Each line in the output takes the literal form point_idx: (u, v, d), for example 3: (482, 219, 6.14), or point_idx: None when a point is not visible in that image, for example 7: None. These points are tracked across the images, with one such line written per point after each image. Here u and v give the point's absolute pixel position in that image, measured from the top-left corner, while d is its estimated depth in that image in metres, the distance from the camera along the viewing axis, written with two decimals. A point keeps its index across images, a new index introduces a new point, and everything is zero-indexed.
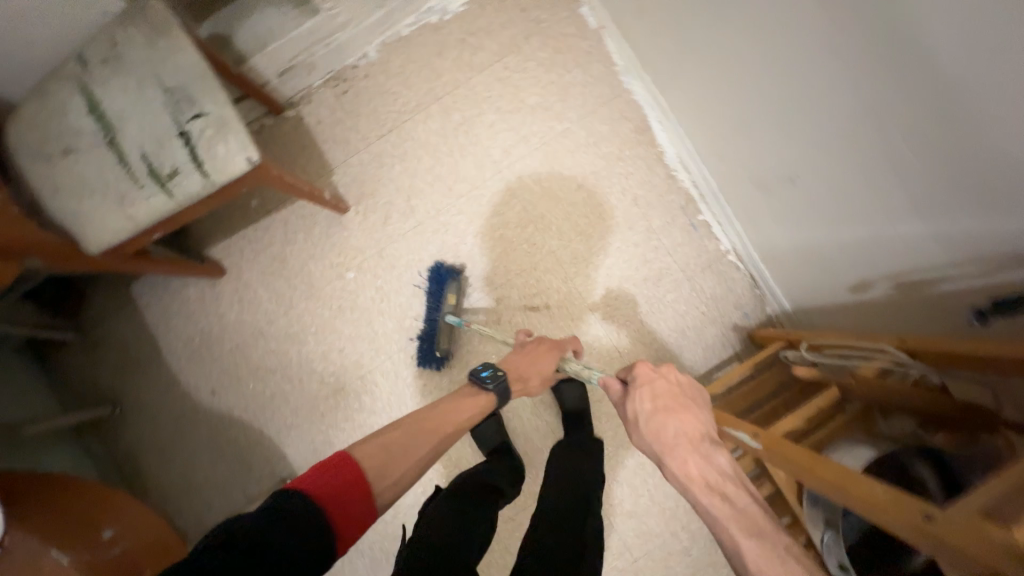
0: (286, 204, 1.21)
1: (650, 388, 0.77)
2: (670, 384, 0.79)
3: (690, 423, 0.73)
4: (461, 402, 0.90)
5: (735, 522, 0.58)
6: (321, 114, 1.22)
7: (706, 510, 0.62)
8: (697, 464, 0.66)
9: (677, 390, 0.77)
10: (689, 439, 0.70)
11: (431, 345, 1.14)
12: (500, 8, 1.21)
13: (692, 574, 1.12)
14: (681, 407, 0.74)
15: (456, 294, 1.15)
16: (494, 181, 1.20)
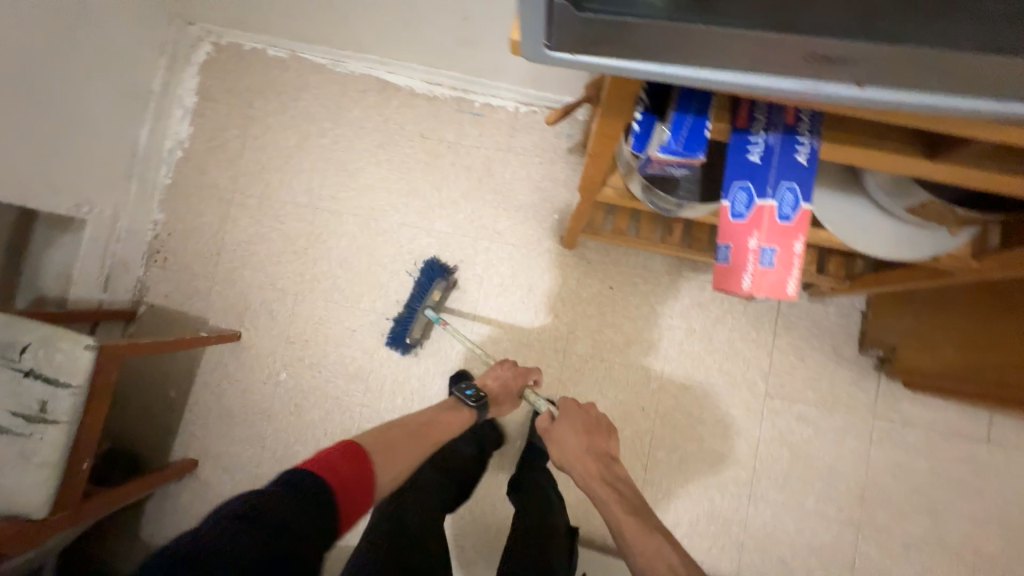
0: (197, 372, 1.28)
1: (573, 413, 0.93)
2: (589, 416, 0.94)
3: (598, 443, 0.90)
4: (449, 417, 0.94)
5: (621, 506, 0.81)
6: (163, 288, 1.30)
7: (602, 499, 0.82)
8: (600, 470, 0.87)
9: (593, 420, 0.93)
10: (599, 457, 0.89)
11: (404, 329, 1.19)
12: (216, 104, 1.33)
13: (709, 341, 1.16)
14: (600, 431, 0.93)
15: (441, 291, 1.18)
16: (319, 217, 1.29)
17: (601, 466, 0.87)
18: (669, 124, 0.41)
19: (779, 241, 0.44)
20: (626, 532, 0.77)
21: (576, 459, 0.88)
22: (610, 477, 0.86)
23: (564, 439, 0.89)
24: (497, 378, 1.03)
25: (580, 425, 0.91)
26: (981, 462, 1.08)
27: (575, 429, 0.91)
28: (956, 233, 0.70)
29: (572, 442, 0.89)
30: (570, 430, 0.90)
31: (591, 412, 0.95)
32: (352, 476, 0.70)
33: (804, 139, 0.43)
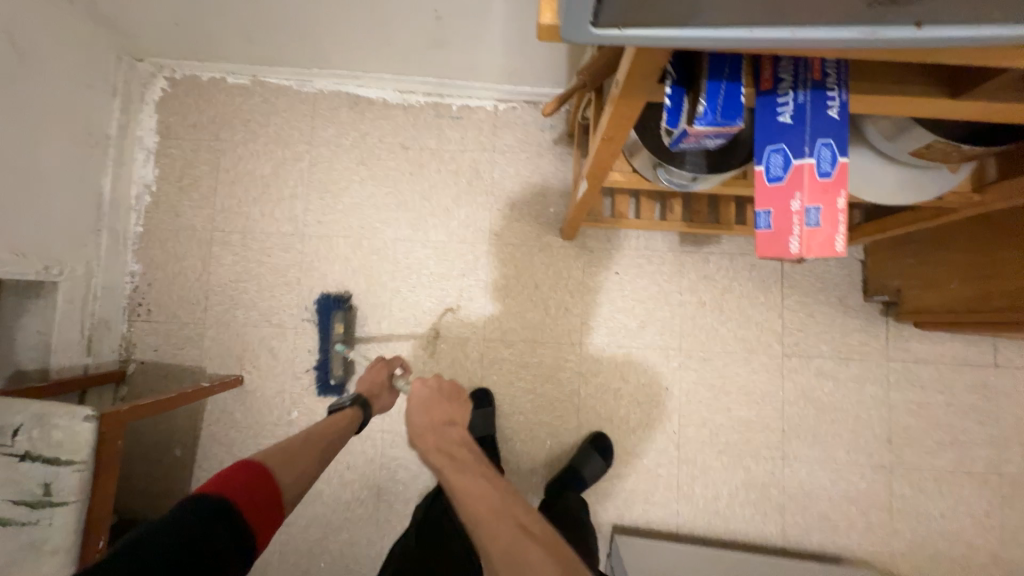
0: (201, 424, 1.21)
1: (428, 395, 0.82)
2: (433, 388, 0.84)
3: (438, 410, 0.81)
4: (325, 420, 0.84)
5: (453, 471, 0.69)
6: (151, 341, 1.23)
7: (438, 471, 0.70)
8: (438, 439, 0.75)
9: (438, 390, 0.83)
10: (435, 422, 0.79)
11: (326, 373, 1.19)
12: (180, 141, 1.27)
13: (720, 312, 1.17)
14: (452, 404, 0.83)
15: (341, 322, 1.16)
16: (307, 243, 1.23)
17: (439, 436, 0.76)
18: (703, 93, 0.39)
19: (821, 198, 0.43)
20: (467, 504, 0.65)
21: (421, 438, 0.76)
22: (447, 445, 0.75)
23: (413, 421, 0.79)
24: (365, 380, 0.95)
25: (428, 400, 0.81)
26: (993, 387, 1.12)
27: (422, 408, 0.80)
28: (957, 169, 0.71)
29: (420, 418, 0.79)
30: (416, 407, 0.80)
31: (438, 385, 0.84)
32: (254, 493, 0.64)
33: (833, 92, 0.42)
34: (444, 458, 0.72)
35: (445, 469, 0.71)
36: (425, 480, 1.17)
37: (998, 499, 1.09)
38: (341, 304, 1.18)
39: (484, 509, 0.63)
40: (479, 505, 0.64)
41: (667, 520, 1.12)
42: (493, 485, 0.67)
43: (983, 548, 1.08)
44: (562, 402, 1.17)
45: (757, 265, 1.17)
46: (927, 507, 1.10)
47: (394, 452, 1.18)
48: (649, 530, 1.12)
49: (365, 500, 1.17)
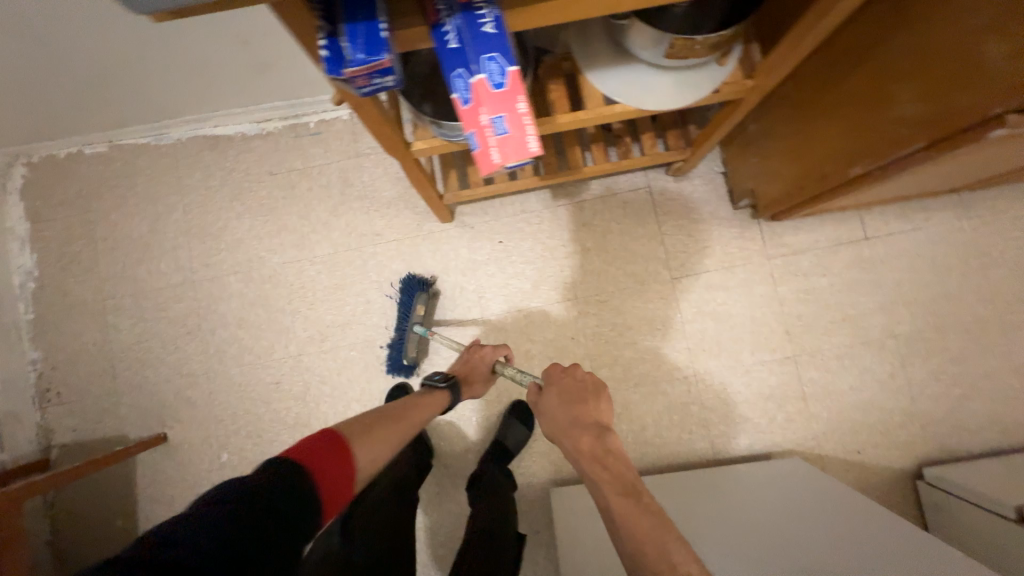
0: (136, 490, 1.21)
1: (568, 389, 0.80)
2: (579, 378, 0.82)
3: (587, 410, 0.78)
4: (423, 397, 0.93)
5: (608, 484, 0.69)
6: (68, 422, 1.23)
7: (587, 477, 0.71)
8: (585, 441, 0.74)
9: (584, 382, 0.81)
10: (581, 420, 0.77)
11: (398, 354, 1.17)
12: (52, 222, 1.27)
13: (606, 253, 1.21)
14: (597, 402, 0.79)
15: (424, 304, 1.15)
16: (201, 288, 1.25)
17: (588, 436, 0.75)
18: (346, 38, 0.42)
19: (504, 108, 0.47)
20: (617, 516, 0.66)
21: (566, 434, 0.76)
22: (599, 451, 0.73)
23: (547, 413, 0.79)
24: (466, 359, 1.03)
25: (562, 396, 0.79)
26: (868, 258, 1.17)
27: (561, 402, 0.79)
28: (723, 61, 0.76)
29: (561, 414, 0.78)
30: (555, 399, 0.79)
31: (589, 379, 0.81)
32: (338, 469, 0.67)
33: (483, 11, 0.46)
34: (584, 455, 0.73)
35: (594, 473, 0.71)
36: None
37: (897, 361, 1.14)
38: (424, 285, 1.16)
39: (633, 521, 0.64)
40: (620, 510, 0.66)
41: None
42: (632, 496, 0.67)
43: (895, 409, 1.13)
44: None
45: (628, 201, 1.22)
46: (837, 384, 1.14)
47: None
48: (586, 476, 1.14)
49: None
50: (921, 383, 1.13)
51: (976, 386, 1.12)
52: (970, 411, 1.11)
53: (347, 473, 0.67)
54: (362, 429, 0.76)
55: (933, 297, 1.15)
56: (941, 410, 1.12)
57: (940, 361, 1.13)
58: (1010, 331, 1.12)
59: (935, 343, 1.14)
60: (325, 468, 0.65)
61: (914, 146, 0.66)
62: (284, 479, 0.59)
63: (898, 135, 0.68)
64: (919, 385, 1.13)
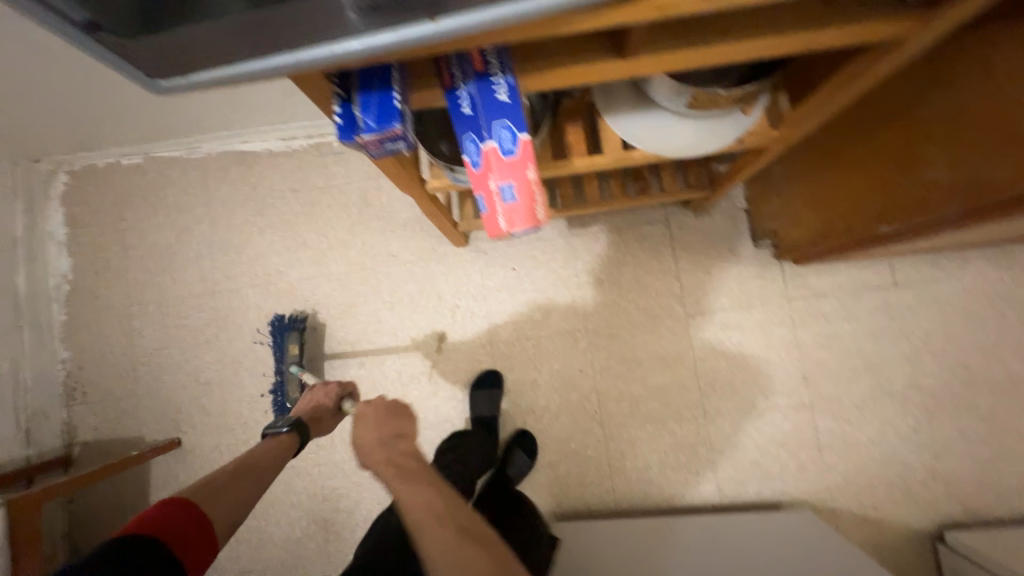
0: (150, 492, 1.25)
1: (364, 412, 0.79)
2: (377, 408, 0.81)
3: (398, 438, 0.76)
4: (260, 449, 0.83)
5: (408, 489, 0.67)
6: (91, 421, 1.28)
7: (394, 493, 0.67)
8: (387, 459, 0.72)
9: (379, 409, 0.80)
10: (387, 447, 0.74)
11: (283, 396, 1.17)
12: (87, 228, 1.33)
13: (619, 285, 1.19)
14: (399, 418, 0.80)
15: (296, 342, 1.16)
16: (221, 299, 1.29)
17: (384, 448, 0.73)
18: (359, 107, 0.43)
19: (513, 175, 0.47)
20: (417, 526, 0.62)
21: (365, 450, 0.74)
22: (398, 463, 0.71)
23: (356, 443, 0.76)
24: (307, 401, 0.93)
25: (372, 418, 0.78)
26: (896, 306, 1.11)
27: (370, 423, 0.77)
28: (748, 110, 0.73)
29: (364, 434, 0.76)
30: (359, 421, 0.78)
31: (384, 405, 0.81)
32: (184, 528, 0.65)
33: (498, 77, 0.46)
34: (387, 466, 0.71)
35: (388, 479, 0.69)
36: (368, 505, 1.20)
37: (922, 416, 1.09)
38: (295, 325, 1.19)
39: (424, 513, 0.63)
40: (422, 517, 0.63)
41: (603, 499, 1.13)
42: (435, 486, 0.68)
43: (917, 465, 1.08)
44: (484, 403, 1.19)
45: (645, 234, 1.20)
46: (854, 436, 1.10)
47: (335, 482, 1.21)
48: (588, 513, 1.13)
49: (314, 534, 1.20)
50: (946, 440, 1.08)
51: (1007, 448, 1.06)
52: (999, 474, 1.05)
53: (193, 531, 0.65)
54: (211, 486, 0.72)
55: (964, 351, 1.09)
56: (967, 470, 1.06)
57: (967, 419, 1.07)
58: None
59: (964, 400, 1.08)
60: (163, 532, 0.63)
61: (942, 214, 0.64)
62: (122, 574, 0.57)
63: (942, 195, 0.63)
64: (945, 443, 1.08)
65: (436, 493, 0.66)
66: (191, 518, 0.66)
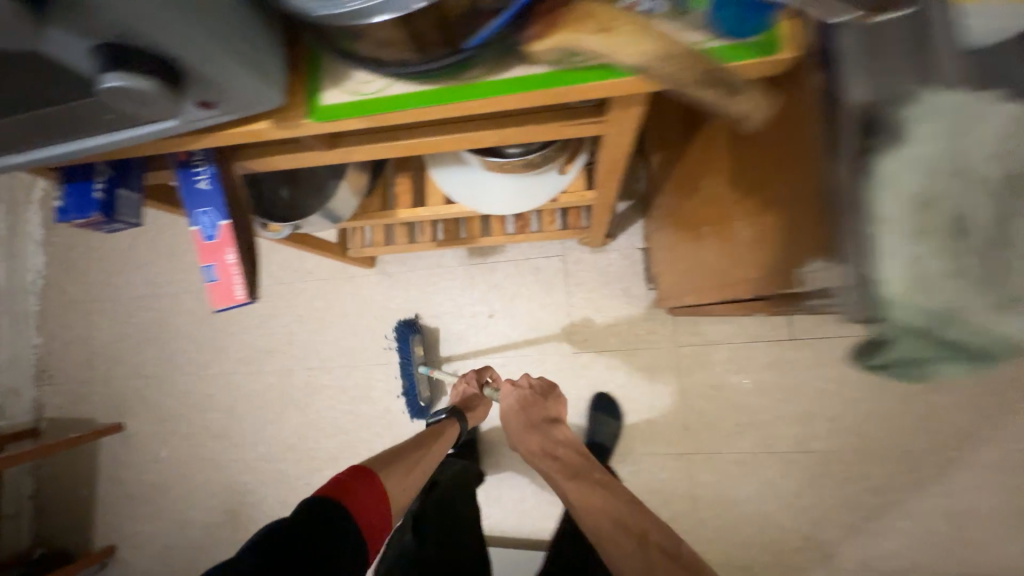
0: (97, 467, 1.43)
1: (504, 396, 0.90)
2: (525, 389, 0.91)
3: (562, 431, 0.88)
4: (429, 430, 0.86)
5: (561, 473, 0.80)
6: (53, 402, 1.46)
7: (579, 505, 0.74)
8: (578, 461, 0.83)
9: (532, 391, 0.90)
10: (553, 441, 0.85)
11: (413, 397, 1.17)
12: (58, 230, 1.49)
13: (511, 317, 1.20)
14: (549, 399, 0.91)
15: (421, 345, 1.19)
16: (162, 302, 1.42)
17: (540, 437, 0.85)
18: (71, 195, 0.49)
19: (215, 258, 0.50)
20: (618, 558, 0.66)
21: (519, 436, 0.85)
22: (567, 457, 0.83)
23: (533, 429, 0.85)
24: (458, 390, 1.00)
25: (517, 404, 0.87)
26: (790, 362, 1.06)
27: (518, 411, 0.87)
28: (565, 170, 0.72)
29: (514, 416, 0.87)
30: (507, 408, 0.88)
31: (531, 382, 0.92)
32: (378, 503, 0.63)
33: (200, 168, 0.50)
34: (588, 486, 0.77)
35: (551, 472, 0.81)
36: (270, 503, 1.30)
37: (804, 480, 1.03)
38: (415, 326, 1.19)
39: (607, 527, 0.70)
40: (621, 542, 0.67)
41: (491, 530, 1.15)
42: (609, 490, 0.76)
43: (794, 531, 1.03)
44: (378, 421, 1.26)
45: (541, 267, 1.19)
46: (731, 493, 1.06)
47: (245, 479, 1.33)
48: None
49: (224, 523, 1.33)
50: (828, 509, 1.02)
51: (894, 524, 0.99)
52: (883, 551, 0.99)
53: (386, 512, 0.64)
54: (379, 461, 0.71)
55: (858, 417, 1.02)
56: (848, 544, 1.01)
57: (856, 489, 1.01)
58: (948, 470, 0.98)
59: (852, 468, 1.02)
60: (359, 505, 0.61)
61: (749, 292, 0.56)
62: (305, 523, 0.56)
63: (719, 278, 0.63)
64: (827, 512, 1.02)
65: (610, 496, 0.74)
66: (378, 489, 0.64)
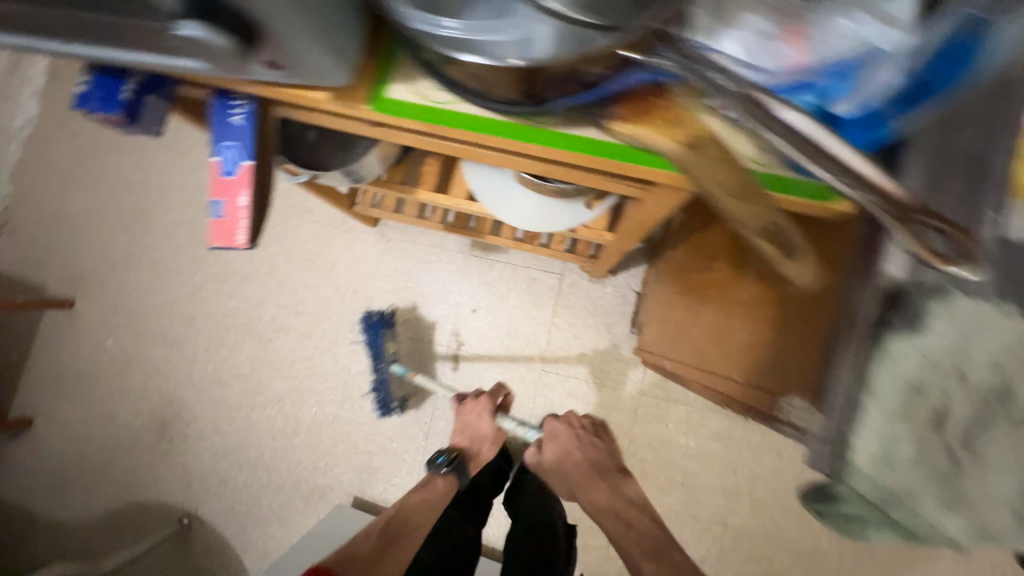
0: (36, 337, 1.38)
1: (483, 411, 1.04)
2: (573, 428, 1.00)
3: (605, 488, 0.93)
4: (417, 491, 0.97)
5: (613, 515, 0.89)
6: (8, 259, 1.40)
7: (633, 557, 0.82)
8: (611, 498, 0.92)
9: (577, 434, 0.98)
10: (600, 476, 0.95)
11: (384, 397, 1.19)
12: (58, 84, 1.40)
13: (493, 318, 1.21)
14: (590, 447, 0.98)
15: (391, 341, 1.19)
16: (149, 193, 1.36)
17: (609, 489, 0.93)
18: (96, 86, 0.46)
19: (226, 195, 0.49)
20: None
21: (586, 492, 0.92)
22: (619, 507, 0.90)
23: (580, 485, 0.93)
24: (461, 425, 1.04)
25: (569, 443, 0.97)
26: (736, 439, 1.11)
27: (570, 456, 0.95)
28: (590, 206, 0.73)
29: (575, 462, 0.94)
30: (572, 463, 0.94)
31: (584, 425, 1.01)
32: None
33: (238, 102, 0.48)
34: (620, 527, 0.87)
35: (609, 524, 0.88)
36: (204, 423, 1.29)
37: (714, 550, 1.09)
38: (387, 321, 1.20)
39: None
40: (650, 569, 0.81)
41: None
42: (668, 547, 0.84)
43: None
44: (334, 377, 1.26)
45: (536, 280, 1.20)
46: None
47: (185, 393, 1.31)
48: None
49: (152, 429, 1.31)
50: None
51: None
52: None
53: None
54: None
55: (779, 507, 1.08)
56: None
57: (754, 572, 1.07)
58: None
59: (759, 551, 1.08)
60: None
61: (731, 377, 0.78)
62: None
63: (728, 343, 0.78)
64: None
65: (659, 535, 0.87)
66: None
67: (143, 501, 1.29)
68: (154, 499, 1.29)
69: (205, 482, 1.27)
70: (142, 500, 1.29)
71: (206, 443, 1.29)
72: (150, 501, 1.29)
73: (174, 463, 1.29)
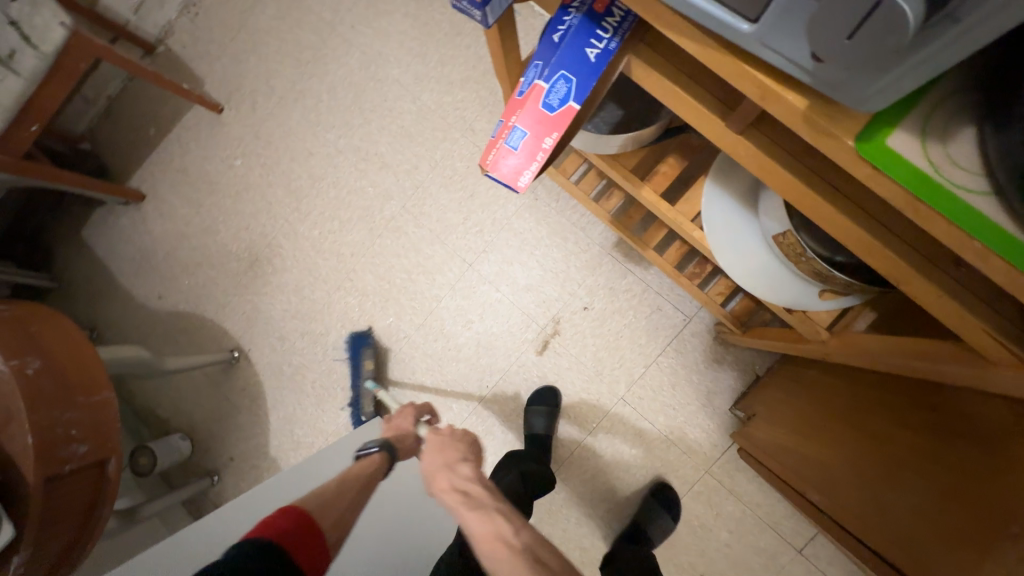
0: (178, 124, 1.40)
1: (432, 440, 0.77)
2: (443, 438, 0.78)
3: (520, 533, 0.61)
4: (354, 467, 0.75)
5: None
6: (183, 39, 1.40)
7: None
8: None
9: (447, 442, 0.76)
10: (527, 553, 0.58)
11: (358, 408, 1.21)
12: None
13: (599, 325, 1.14)
14: (468, 449, 0.77)
15: (372, 358, 1.21)
16: (332, 38, 1.31)
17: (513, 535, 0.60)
18: None
19: (534, 127, 0.42)
20: None
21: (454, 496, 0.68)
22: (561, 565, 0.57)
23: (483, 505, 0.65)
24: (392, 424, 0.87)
25: (444, 448, 0.75)
26: (778, 564, 1.04)
27: (440, 456, 0.74)
28: (824, 297, 0.63)
29: (437, 465, 0.73)
30: (435, 455, 0.74)
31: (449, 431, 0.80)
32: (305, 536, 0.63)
33: (604, 34, 0.40)
34: None
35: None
36: (288, 278, 1.30)
37: None
38: (369, 341, 1.22)
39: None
40: None
41: None
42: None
43: None
44: (422, 299, 1.23)
45: (661, 312, 1.11)
46: None
47: (282, 242, 1.32)
48: None
49: (242, 260, 1.34)
50: None
51: None
52: None
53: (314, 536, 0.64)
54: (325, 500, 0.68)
55: None
56: None
57: None
58: None
59: None
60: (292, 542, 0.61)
61: None
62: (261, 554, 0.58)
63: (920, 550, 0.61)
64: None
65: None
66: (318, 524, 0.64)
67: (207, 318, 1.34)
68: (217, 320, 1.34)
69: (267, 329, 1.31)
70: (207, 316, 1.34)
71: (283, 298, 1.31)
72: (213, 321, 1.34)
73: (247, 299, 1.32)
